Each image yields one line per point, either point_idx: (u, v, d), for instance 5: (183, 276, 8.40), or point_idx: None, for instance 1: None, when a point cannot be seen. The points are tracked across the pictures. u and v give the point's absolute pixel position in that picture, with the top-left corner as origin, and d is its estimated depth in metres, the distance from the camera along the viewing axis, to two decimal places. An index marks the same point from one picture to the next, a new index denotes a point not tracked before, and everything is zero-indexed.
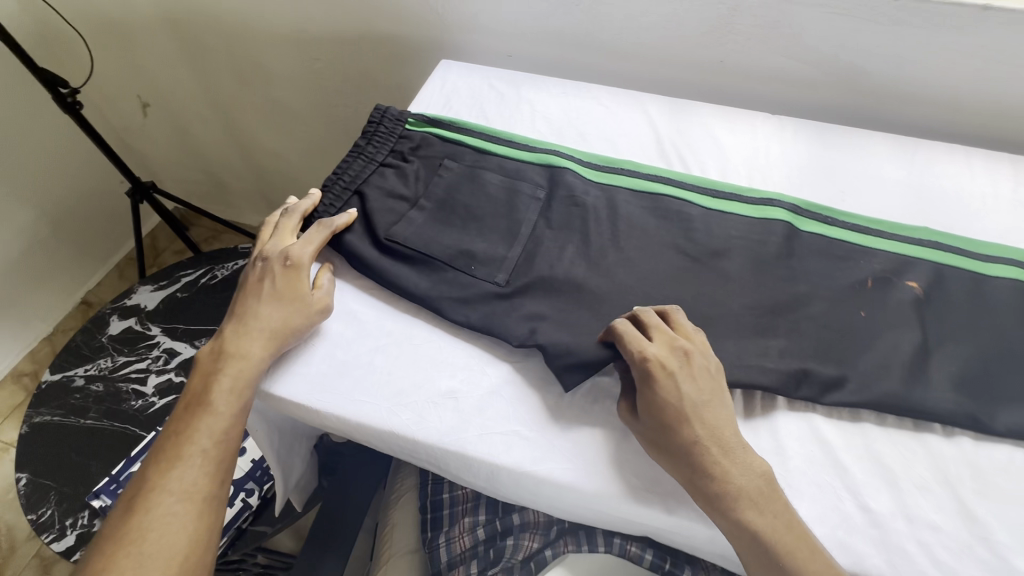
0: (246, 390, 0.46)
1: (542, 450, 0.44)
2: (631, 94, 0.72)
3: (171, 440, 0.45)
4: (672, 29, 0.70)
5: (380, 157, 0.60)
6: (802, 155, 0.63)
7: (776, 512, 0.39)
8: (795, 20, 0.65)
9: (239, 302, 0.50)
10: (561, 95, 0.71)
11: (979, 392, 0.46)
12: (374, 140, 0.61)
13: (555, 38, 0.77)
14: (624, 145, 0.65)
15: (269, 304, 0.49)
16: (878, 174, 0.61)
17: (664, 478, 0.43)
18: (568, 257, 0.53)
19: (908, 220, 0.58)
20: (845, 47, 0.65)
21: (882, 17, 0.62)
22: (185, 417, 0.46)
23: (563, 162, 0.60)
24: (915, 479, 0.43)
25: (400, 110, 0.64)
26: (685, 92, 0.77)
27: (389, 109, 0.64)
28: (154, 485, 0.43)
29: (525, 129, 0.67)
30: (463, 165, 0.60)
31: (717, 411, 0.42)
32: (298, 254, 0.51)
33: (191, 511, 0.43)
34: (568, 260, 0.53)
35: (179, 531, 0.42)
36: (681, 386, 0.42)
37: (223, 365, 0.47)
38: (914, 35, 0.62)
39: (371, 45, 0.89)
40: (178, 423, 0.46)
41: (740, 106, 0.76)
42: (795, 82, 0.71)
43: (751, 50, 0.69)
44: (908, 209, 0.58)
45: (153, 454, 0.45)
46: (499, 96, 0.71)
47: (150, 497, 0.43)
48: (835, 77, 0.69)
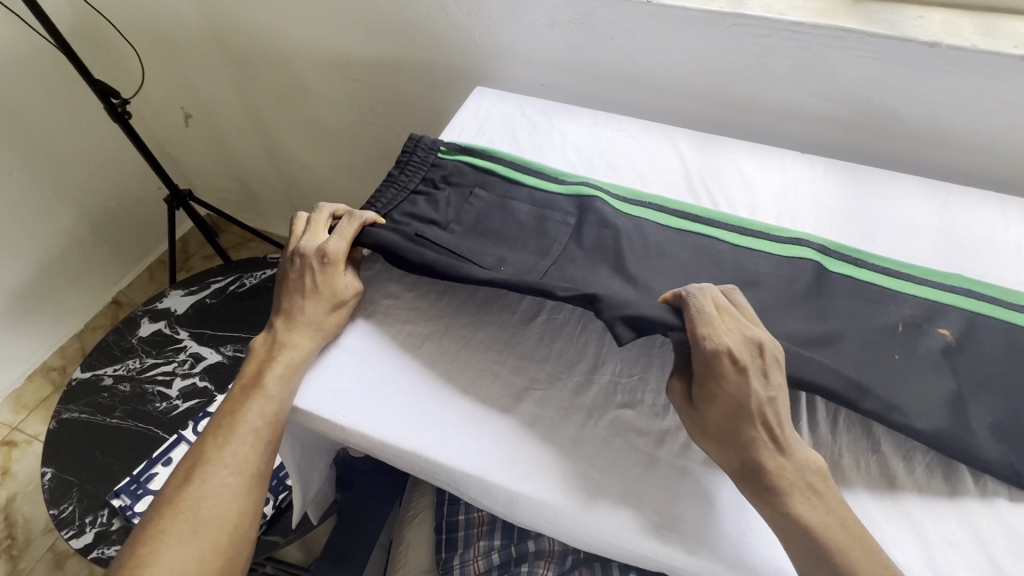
0: (297, 377, 0.49)
1: (561, 479, 0.45)
2: (661, 127, 0.73)
3: (224, 419, 0.47)
4: (704, 65, 0.72)
5: (412, 184, 0.62)
6: (832, 195, 0.64)
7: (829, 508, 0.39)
8: (828, 62, 0.66)
9: (284, 295, 0.53)
10: (592, 125, 0.73)
11: (1016, 447, 0.45)
12: (407, 169, 0.63)
13: (589, 71, 0.79)
14: (652, 177, 0.66)
15: (312, 296, 0.52)
16: (909, 218, 0.61)
17: (684, 516, 0.43)
18: (602, 274, 0.53)
19: (941, 266, 0.57)
20: (878, 90, 0.66)
21: (916, 63, 0.62)
22: (240, 397, 0.48)
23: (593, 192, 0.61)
24: (946, 534, 0.42)
25: (433, 139, 0.66)
26: (715, 127, 0.78)
27: (423, 138, 0.66)
28: (207, 460, 0.45)
29: (556, 159, 0.69)
30: (495, 192, 0.61)
31: (782, 406, 0.42)
32: (334, 250, 0.53)
33: (238, 486, 0.45)
34: (602, 275, 0.53)
35: (230, 504, 0.45)
36: (751, 382, 0.42)
37: (279, 352, 0.50)
38: (948, 81, 0.62)
39: (409, 69, 0.92)
40: (233, 402, 0.48)
41: (770, 143, 0.76)
42: (825, 122, 0.71)
43: (782, 90, 0.70)
44: (941, 255, 0.58)
45: (209, 429, 0.47)
46: (531, 124, 0.73)
47: (202, 470, 0.45)
48: (867, 119, 0.69)
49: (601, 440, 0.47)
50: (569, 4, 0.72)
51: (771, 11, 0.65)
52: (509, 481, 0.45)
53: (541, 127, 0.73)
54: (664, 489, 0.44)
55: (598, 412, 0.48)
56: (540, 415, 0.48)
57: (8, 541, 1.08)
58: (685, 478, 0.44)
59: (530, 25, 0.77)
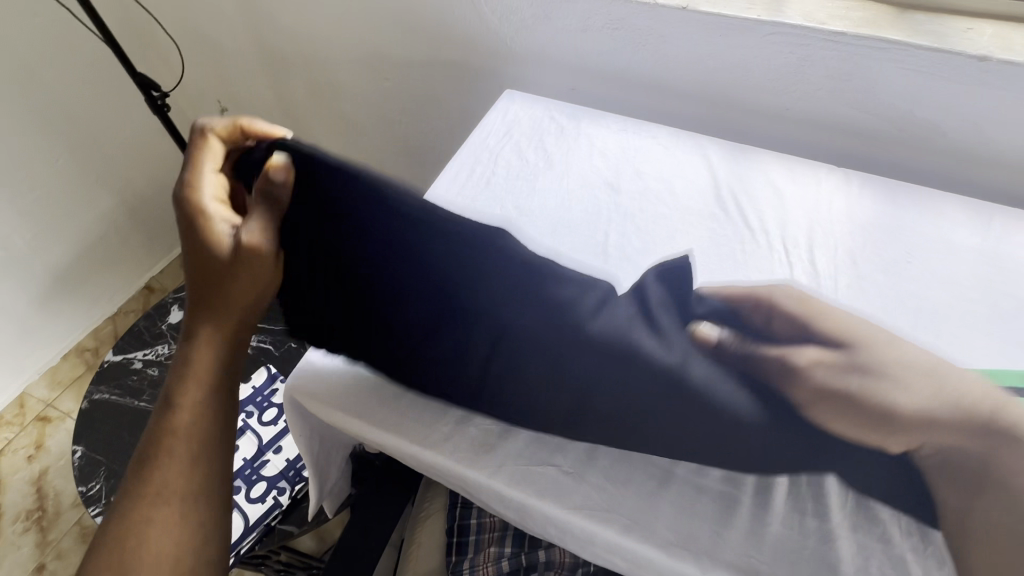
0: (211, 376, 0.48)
1: (573, 488, 0.45)
2: (693, 136, 0.72)
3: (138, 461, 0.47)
4: (740, 74, 0.70)
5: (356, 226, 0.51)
6: (867, 211, 0.62)
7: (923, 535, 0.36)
8: (868, 74, 0.64)
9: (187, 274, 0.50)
10: (620, 132, 0.72)
11: None
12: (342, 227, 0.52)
13: (620, 76, 0.78)
14: (680, 187, 0.65)
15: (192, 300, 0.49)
16: (949, 239, 0.59)
17: (699, 535, 0.42)
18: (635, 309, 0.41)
19: (983, 291, 0.55)
20: (921, 104, 0.64)
21: (963, 77, 0.60)
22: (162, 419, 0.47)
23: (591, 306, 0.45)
24: None
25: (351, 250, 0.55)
26: (747, 139, 0.77)
27: None
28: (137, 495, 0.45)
29: (583, 165, 0.68)
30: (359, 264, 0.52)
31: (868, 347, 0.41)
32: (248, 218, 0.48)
33: (161, 513, 0.44)
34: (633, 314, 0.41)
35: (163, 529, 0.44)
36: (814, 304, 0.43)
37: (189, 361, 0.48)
38: (996, 96, 0.60)
39: (439, 70, 0.93)
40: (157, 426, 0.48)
41: (804, 156, 0.75)
42: (864, 136, 0.69)
43: (819, 100, 0.69)
44: (983, 280, 0.55)
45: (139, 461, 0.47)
46: (558, 129, 0.73)
47: (124, 512, 0.45)
48: (908, 133, 0.67)
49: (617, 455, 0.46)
50: (603, 9, 0.72)
51: (812, 19, 0.64)
52: (523, 486, 0.45)
53: (569, 132, 0.72)
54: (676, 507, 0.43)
55: None
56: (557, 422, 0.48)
57: (39, 512, 1.12)
58: (701, 496, 0.43)
59: (562, 28, 0.77)
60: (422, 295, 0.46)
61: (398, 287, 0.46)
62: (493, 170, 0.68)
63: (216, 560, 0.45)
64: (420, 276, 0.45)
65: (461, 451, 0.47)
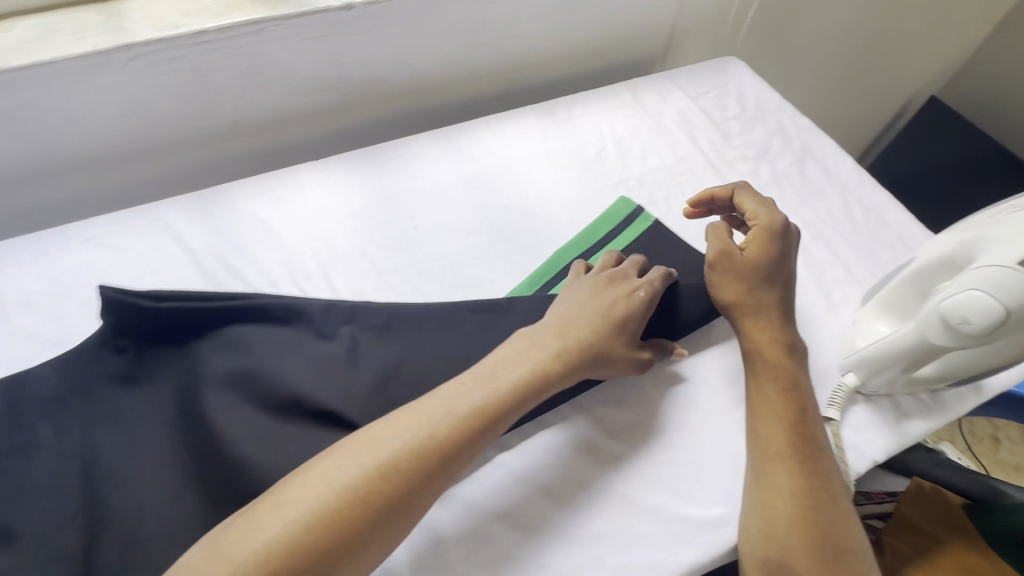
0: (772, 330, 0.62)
1: (581, 513, 0.55)
2: (571, 122, 0.91)
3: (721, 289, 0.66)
4: (582, 38, 0.98)
5: (270, 335, 0.63)
6: (697, 175, 0.86)
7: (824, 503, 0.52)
8: (670, 76, 1.00)
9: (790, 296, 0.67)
10: (508, 136, 0.88)
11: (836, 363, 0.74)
12: (257, 336, 0.62)
13: (503, 67, 0.95)
14: (571, 176, 0.84)
15: (781, 320, 0.63)
16: (748, 173, 0.86)
17: (675, 528, 0.55)
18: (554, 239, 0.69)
19: (794, 210, 0.81)
20: (715, 82, 1.00)
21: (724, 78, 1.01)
22: (768, 303, 0.63)
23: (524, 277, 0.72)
24: (850, 457, 0.59)
25: (253, 375, 0.58)
26: (609, 97, 0.96)
27: (245, 377, 0.58)
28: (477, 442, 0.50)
29: (488, 175, 0.83)
30: (255, 360, 0.59)
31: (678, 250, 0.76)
32: None
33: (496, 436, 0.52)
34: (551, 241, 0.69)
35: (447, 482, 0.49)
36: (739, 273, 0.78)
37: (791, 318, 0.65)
38: (709, 71, 1.02)
39: (353, 121, 0.91)
40: (766, 299, 0.63)
41: (654, 106, 0.95)
42: (693, 96, 0.98)
43: (651, 83, 0.99)
44: (791, 197, 0.83)
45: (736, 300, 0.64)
46: (452, 144, 0.86)
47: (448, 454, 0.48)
48: (717, 92, 0.98)
49: (614, 462, 0.58)
50: None
51: (727, 98, 0.97)
52: (550, 521, 0.55)
53: (484, 186, 0.82)
54: (823, 549, 0.50)
55: (588, 453, 0.59)
56: (565, 469, 0.58)
57: None
58: (679, 520, 0.55)
59: (550, 101, 0.95)
60: (384, 341, 0.63)
61: (366, 337, 0.63)
62: (401, 214, 0.77)
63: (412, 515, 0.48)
64: (379, 323, 0.64)
65: (474, 520, 0.54)
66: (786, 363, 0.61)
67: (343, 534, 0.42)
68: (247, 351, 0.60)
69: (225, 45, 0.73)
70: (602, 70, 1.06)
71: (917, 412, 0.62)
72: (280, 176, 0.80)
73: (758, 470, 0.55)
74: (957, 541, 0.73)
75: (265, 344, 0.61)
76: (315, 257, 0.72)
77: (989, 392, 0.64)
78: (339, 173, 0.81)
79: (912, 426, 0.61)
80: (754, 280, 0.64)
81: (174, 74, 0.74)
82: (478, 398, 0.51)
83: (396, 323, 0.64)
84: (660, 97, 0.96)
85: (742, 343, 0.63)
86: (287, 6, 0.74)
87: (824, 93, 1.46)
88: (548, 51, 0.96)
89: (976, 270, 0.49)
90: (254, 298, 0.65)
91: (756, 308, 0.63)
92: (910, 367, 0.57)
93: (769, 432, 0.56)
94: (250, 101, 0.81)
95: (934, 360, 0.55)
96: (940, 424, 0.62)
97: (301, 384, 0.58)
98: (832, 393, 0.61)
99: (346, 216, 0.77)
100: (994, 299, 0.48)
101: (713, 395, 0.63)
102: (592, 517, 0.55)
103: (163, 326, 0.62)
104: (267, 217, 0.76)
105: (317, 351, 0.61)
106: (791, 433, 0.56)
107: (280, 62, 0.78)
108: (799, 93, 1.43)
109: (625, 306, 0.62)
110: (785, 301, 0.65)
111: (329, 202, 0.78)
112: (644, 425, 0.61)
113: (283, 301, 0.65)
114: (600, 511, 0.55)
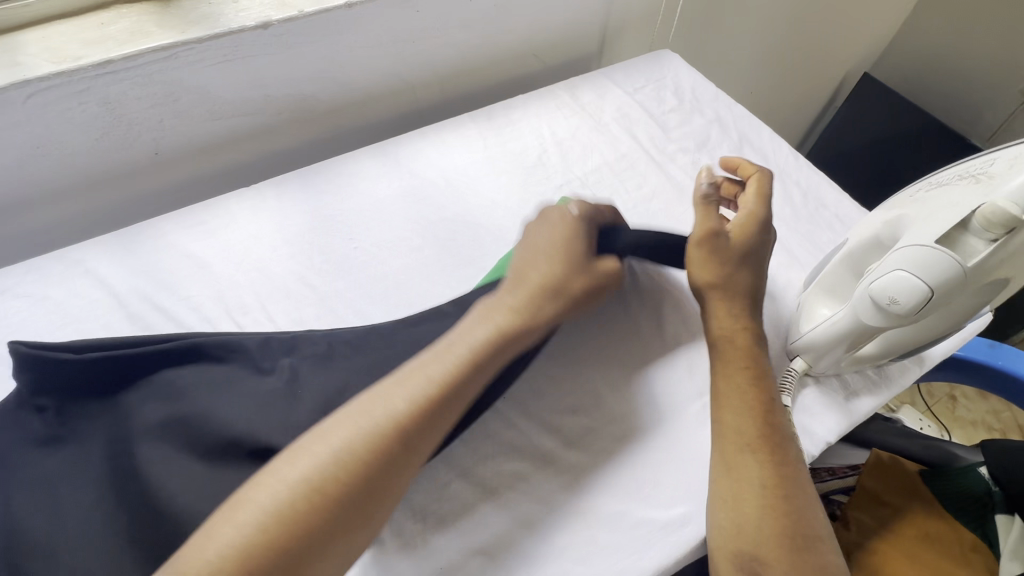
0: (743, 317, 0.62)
1: (543, 527, 0.54)
2: (511, 127, 0.90)
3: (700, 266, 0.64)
4: (516, 40, 0.97)
5: (204, 375, 0.59)
6: (639, 171, 0.86)
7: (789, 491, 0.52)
8: (607, 73, 1.00)
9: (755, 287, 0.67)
10: (447, 146, 0.86)
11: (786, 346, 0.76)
12: (190, 378, 0.59)
13: (437, 76, 0.93)
14: (514, 182, 0.83)
15: (750, 309, 0.62)
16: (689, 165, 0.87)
17: (638, 532, 0.54)
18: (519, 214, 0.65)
19: None
20: (652, 76, 1.00)
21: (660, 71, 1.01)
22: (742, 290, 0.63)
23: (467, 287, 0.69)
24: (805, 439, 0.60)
25: (188, 421, 0.55)
26: (548, 99, 0.95)
27: (179, 424, 0.55)
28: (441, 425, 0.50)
29: (429, 188, 0.81)
30: (191, 406, 0.56)
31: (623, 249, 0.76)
32: None
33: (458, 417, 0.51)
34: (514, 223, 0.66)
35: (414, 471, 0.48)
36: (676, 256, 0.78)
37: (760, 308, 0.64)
38: (645, 66, 1.03)
39: (285, 141, 0.88)
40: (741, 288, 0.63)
41: (593, 104, 0.95)
42: (631, 91, 0.98)
43: (589, 81, 0.98)
44: None
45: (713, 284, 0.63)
46: (391, 158, 0.84)
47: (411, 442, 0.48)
48: (654, 86, 0.99)
49: (573, 471, 0.58)
50: None
51: (664, 91, 0.98)
52: (512, 541, 0.53)
53: (425, 200, 0.80)
54: (791, 539, 0.49)
55: (546, 465, 0.58)
56: (524, 486, 0.57)
57: None
58: (641, 524, 0.54)
59: (489, 106, 0.94)
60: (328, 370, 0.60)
61: (309, 369, 0.61)
62: (341, 236, 0.75)
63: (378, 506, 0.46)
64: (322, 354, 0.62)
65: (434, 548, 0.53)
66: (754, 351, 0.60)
67: (330, 513, 0.43)
68: (179, 396, 0.57)
69: (135, 74, 0.69)
70: (539, 71, 1.05)
71: (864, 389, 0.63)
72: (209, 207, 0.76)
73: (725, 463, 0.54)
74: (917, 508, 0.73)
75: (199, 387, 0.58)
76: (251, 289, 0.69)
77: (932, 360, 0.66)
78: (272, 199, 0.78)
79: (860, 404, 0.62)
80: (732, 265, 0.63)
81: (81, 109, 0.69)
82: (450, 367, 0.52)
83: (339, 351, 0.62)
84: (598, 95, 0.96)
85: (709, 334, 0.61)
86: (199, 28, 0.70)
87: (762, 77, 1.48)
88: (482, 56, 0.95)
89: (899, 250, 0.50)
90: (185, 338, 0.61)
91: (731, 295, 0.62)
92: (854, 347, 0.57)
93: (736, 422, 0.55)
94: (170, 130, 0.77)
95: (874, 338, 0.56)
96: (886, 399, 0.64)
97: (241, 427, 0.55)
98: (784, 380, 0.61)
99: (282, 243, 0.74)
100: (919, 277, 0.48)
101: (666, 394, 0.63)
102: (555, 531, 0.54)
103: (87, 379, 0.57)
104: (197, 252, 0.72)
105: (256, 389, 0.58)
106: (759, 423, 0.55)
107: (199, 87, 0.74)
108: (738, 79, 1.45)
109: (569, 233, 0.64)
110: (756, 290, 0.64)
111: (263, 229, 0.74)
112: (600, 431, 0.60)
113: (217, 339, 0.62)
114: (561, 525, 0.54)
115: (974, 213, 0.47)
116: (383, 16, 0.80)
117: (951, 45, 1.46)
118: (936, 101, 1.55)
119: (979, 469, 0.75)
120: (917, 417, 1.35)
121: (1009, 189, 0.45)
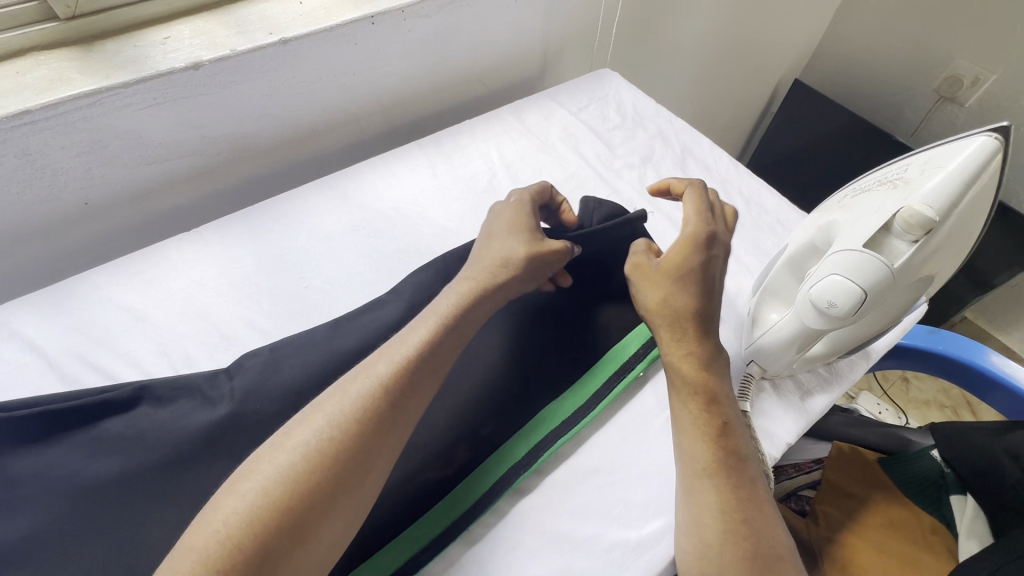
0: (709, 358, 0.58)
1: (518, 557, 0.53)
2: (457, 150, 0.90)
3: (698, 312, 0.59)
4: (459, 67, 0.98)
5: (138, 433, 0.55)
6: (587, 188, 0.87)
7: (753, 512, 0.51)
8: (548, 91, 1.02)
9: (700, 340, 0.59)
10: (396, 175, 0.86)
11: None
12: (126, 438, 0.55)
13: (382, 105, 0.93)
14: (460, 209, 0.83)
15: (713, 349, 0.59)
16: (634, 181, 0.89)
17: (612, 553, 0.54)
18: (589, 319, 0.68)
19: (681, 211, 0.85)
20: (593, 92, 1.03)
21: (600, 87, 1.04)
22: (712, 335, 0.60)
23: (551, 414, 0.61)
24: (769, 441, 0.61)
25: (126, 486, 0.52)
26: (494, 119, 0.96)
27: (117, 492, 0.51)
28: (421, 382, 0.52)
29: (377, 218, 0.80)
30: (131, 467, 0.53)
31: None
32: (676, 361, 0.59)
33: (425, 390, 0.52)
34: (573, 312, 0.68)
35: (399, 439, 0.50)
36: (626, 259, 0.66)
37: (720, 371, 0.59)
38: (589, 83, 1.06)
39: (227, 181, 0.85)
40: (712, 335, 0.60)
41: (538, 123, 0.96)
42: (574, 108, 1.00)
43: (532, 100, 1.00)
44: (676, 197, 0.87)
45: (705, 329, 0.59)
46: (338, 189, 0.83)
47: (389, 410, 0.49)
48: (597, 102, 1.02)
49: (544, 498, 0.57)
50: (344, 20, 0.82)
51: (607, 109, 1.00)
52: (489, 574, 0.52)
53: (375, 232, 0.79)
54: (753, 560, 0.48)
55: (518, 495, 0.57)
56: (496, 518, 0.56)
57: None
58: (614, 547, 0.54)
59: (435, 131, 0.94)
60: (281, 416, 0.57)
61: (261, 419, 0.57)
62: (288, 275, 0.73)
63: (355, 504, 0.46)
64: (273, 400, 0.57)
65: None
66: (709, 375, 0.57)
67: (297, 519, 0.42)
68: (116, 459, 0.53)
69: (57, 124, 0.65)
70: (484, 93, 1.07)
71: (820, 388, 0.66)
72: (146, 256, 0.73)
73: (686, 487, 0.53)
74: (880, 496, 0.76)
75: (136, 447, 0.54)
76: (196, 339, 0.66)
77: (876, 353, 0.69)
78: (216, 242, 0.75)
79: (816, 404, 0.64)
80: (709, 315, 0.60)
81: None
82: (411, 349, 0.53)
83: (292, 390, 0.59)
84: (544, 116, 0.97)
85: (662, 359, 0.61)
86: (124, 73, 0.67)
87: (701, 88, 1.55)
88: (424, 84, 0.95)
89: (834, 255, 0.53)
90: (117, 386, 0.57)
91: (710, 339, 0.59)
92: (803, 348, 0.59)
93: (692, 446, 0.54)
94: (101, 177, 0.73)
95: (821, 338, 0.58)
96: (839, 395, 0.66)
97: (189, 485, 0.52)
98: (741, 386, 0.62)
99: (229, 288, 0.71)
100: (854, 280, 0.51)
101: (627, 412, 0.64)
102: (532, 558, 0.53)
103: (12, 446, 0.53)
104: (137, 304, 0.68)
105: (196, 445, 0.55)
106: (716, 448, 0.53)
107: (130, 131, 0.71)
108: (678, 92, 1.51)
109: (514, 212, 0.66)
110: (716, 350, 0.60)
111: (208, 275, 0.72)
112: (567, 455, 0.60)
113: (155, 394, 0.58)
114: (538, 554, 0.54)
115: (895, 217, 0.50)
116: (322, 51, 0.79)
117: (870, 51, 1.56)
118: (862, 102, 1.65)
119: (931, 453, 0.78)
120: (874, 402, 1.41)
121: (924, 192, 0.48)
